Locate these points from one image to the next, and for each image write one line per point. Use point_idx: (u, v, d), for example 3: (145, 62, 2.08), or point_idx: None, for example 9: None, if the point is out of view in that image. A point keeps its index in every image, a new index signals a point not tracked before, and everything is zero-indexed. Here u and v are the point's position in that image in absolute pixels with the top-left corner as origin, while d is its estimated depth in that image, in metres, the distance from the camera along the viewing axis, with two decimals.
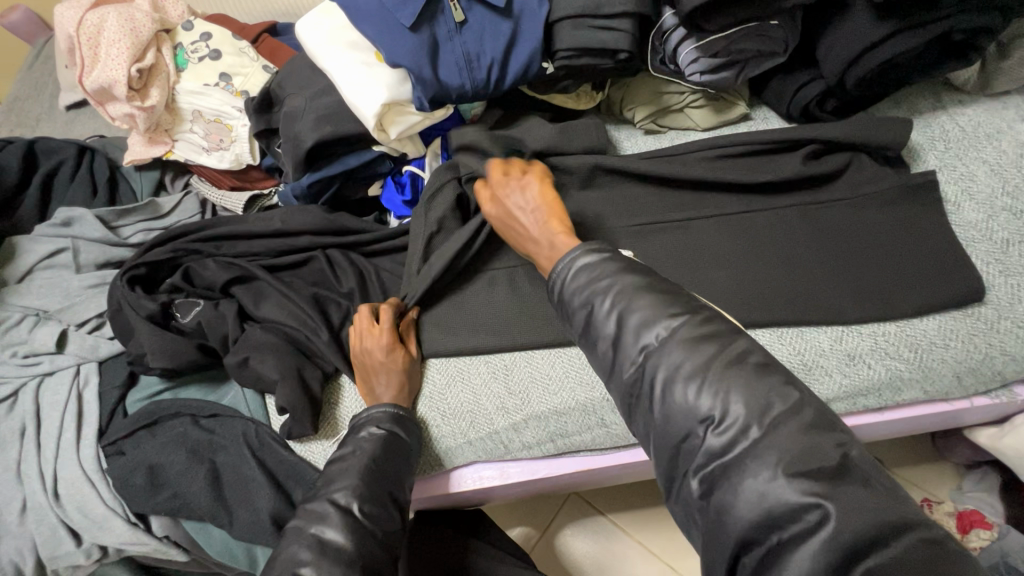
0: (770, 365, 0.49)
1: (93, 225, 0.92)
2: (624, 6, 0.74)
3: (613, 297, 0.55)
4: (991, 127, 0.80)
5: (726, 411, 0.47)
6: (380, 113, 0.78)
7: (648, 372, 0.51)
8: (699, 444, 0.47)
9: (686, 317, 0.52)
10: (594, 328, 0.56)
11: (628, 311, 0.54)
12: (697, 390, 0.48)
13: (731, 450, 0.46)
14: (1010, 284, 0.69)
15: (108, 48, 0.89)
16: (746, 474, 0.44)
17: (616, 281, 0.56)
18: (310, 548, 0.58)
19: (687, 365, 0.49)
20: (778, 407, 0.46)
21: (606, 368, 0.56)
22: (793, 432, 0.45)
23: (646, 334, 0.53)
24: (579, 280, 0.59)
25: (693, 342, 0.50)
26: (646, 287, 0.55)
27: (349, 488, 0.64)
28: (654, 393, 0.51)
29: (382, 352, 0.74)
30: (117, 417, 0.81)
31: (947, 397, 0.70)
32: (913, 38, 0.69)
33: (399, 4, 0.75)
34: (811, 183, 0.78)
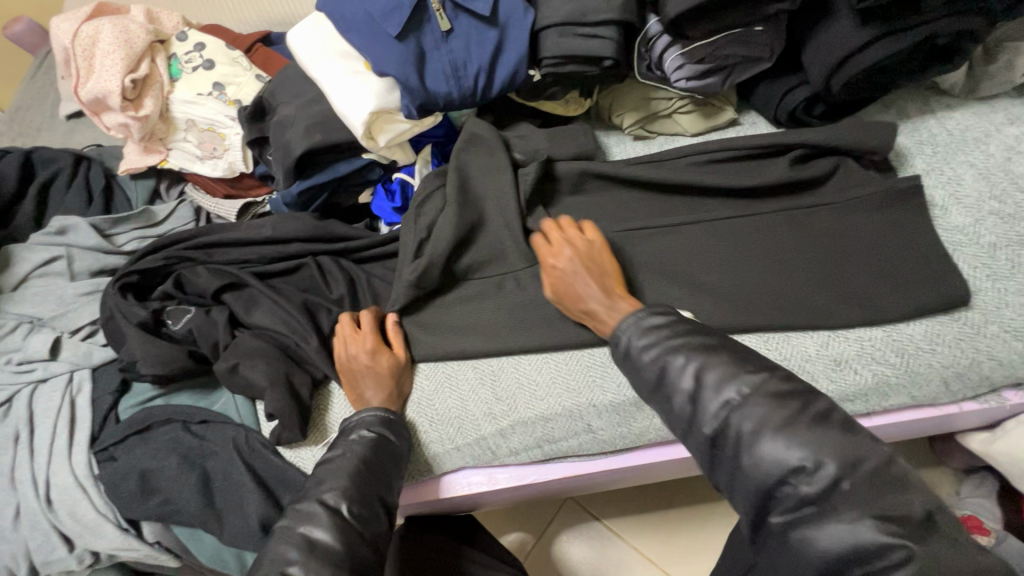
0: (854, 424, 0.50)
1: (88, 233, 0.93)
2: (609, 13, 0.74)
3: (691, 354, 0.57)
4: (978, 131, 0.80)
5: (819, 461, 0.47)
6: (368, 121, 0.79)
7: (730, 426, 0.52)
8: (792, 492, 0.48)
9: (765, 374, 0.54)
10: (670, 383, 0.58)
11: (705, 368, 0.56)
12: (788, 443, 0.49)
13: (818, 499, 0.47)
14: (997, 288, 0.69)
15: (103, 59, 0.91)
16: (832, 518, 0.46)
17: (693, 340, 0.59)
18: (297, 547, 0.59)
19: (771, 418, 0.51)
20: (870, 461, 0.47)
21: (684, 422, 0.57)
22: (876, 479, 0.46)
23: (725, 389, 0.54)
24: (654, 341, 0.60)
25: (775, 396, 0.52)
26: (716, 347, 0.57)
27: (337, 488, 0.64)
28: (737, 445, 0.52)
29: (366, 356, 0.75)
30: (109, 423, 0.82)
31: (935, 402, 0.70)
32: (896, 42, 0.68)
33: (386, 13, 0.75)
34: (796, 188, 0.79)
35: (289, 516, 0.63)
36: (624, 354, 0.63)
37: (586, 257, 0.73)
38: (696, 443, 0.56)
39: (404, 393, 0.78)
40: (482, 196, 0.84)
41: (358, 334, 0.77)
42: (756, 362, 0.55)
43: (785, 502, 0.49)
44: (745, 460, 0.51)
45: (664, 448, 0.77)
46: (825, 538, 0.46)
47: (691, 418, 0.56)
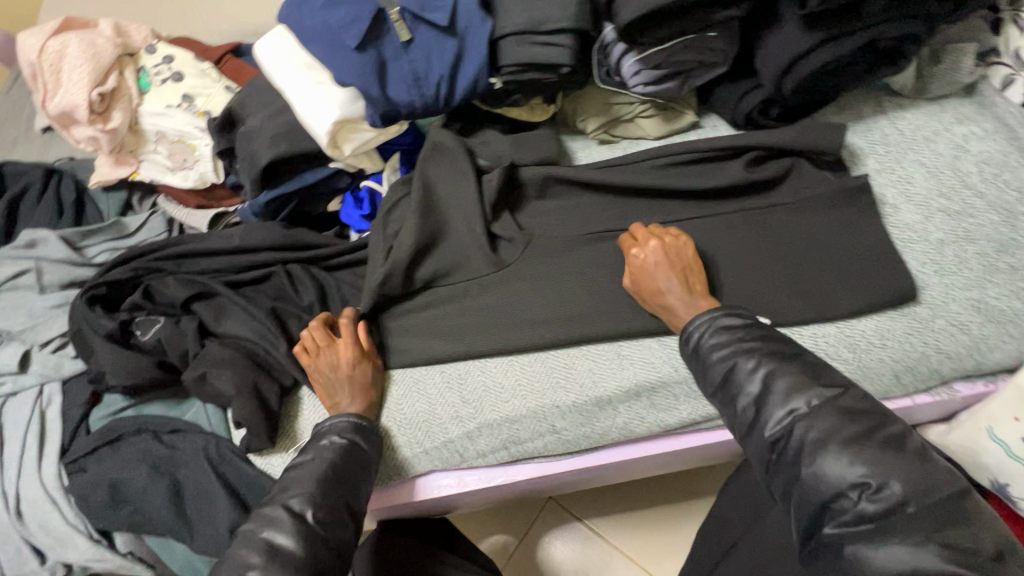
0: (927, 455, 0.54)
1: (57, 246, 0.93)
2: (564, 22, 0.76)
3: (760, 360, 0.62)
4: (929, 130, 0.82)
5: (884, 481, 0.52)
6: (333, 131, 0.81)
7: (795, 435, 0.57)
8: (851, 506, 0.53)
9: (837, 392, 0.58)
10: (735, 385, 0.63)
11: (776, 375, 0.61)
12: (851, 460, 0.54)
13: (880, 518, 0.51)
14: (944, 283, 0.71)
15: (70, 74, 0.92)
16: (894, 539, 0.50)
17: (763, 347, 0.64)
18: (260, 552, 0.60)
19: (840, 432, 0.55)
20: (937, 492, 0.51)
21: (744, 424, 0.62)
22: (939, 507, 0.51)
23: (792, 399, 0.59)
24: (725, 344, 0.65)
25: (845, 412, 0.57)
26: (791, 358, 0.62)
27: (305, 494, 0.64)
28: (799, 452, 0.57)
29: (341, 364, 0.75)
30: (80, 435, 0.82)
31: (889, 396, 0.71)
32: (840, 47, 0.71)
33: (344, 24, 0.76)
34: (753, 189, 0.80)
35: (253, 520, 0.63)
36: (692, 352, 0.68)
37: (671, 257, 0.73)
38: (755, 447, 0.61)
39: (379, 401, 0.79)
40: (448, 203, 0.85)
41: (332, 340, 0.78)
42: (831, 377, 0.60)
43: (844, 515, 0.53)
44: (807, 470, 0.55)
45: (630, 446, 0.78)
46: (882, 554, 0.50)
47: (753, 420, 0.61)
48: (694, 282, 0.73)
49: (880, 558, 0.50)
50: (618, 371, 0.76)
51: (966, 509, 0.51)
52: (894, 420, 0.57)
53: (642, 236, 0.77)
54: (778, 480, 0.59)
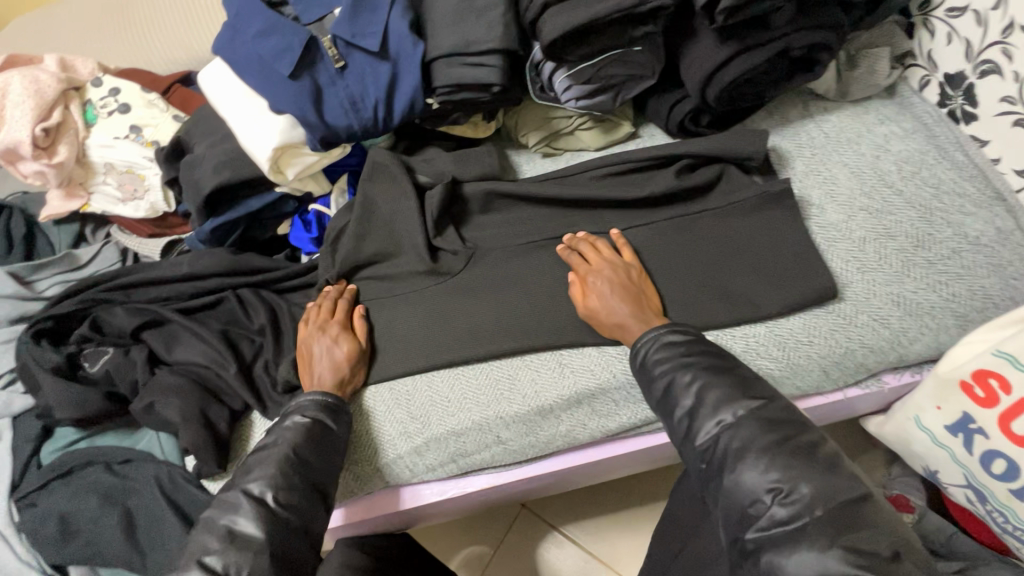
0: (838, 465, 0.57)
1: (5, 282, 0.94)
2: (490, 43, 0.78)
3: (696, 374, 0.65)
4: (852, 132, 0.85)
5: (793, 487, 0.55)
6: (273, 157, 0.82)
7: (720, 444, 0.60)
8: (764, 509, 0.55)
9: (761, 401, 0.61)
10: (672, 398, 0.66)
11: (710, 388, 0.64)
12: (767, 468, 0.57)
13: (793, 523, 0.54)
14: (866, 280, 0.74)
15: (12, 110, 0.93)
16: (803, 545, 0.53)
17: (702, 361, 0.66)
18: (219, 536, 0.58)
19: (758, 440, 0.58)
20: (842, 496, 0.54)
21: (679, 433, 0.65)
22: (844, 511, 0.53)
23: (722, 410, 0.62)
24: (667, 357, 0.68)
25: (766, 421, 0.60)
26: (724, 372, 0.65)
27: (265, 477, 0.62)
28: (723, 460, 0.59)
29: (331, 342, 0.77)
30: (31, 469, 0.82)
31: (820, 391, 0.74)
32: (754, 57, 0.74)
33: (276, 54, 0.77)
34: (684, 196, 0.83)
35: (214, 506, 0.62)
36: (638, 367, 0.70)
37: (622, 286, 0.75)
38: (687, 455, 0.64)
39: (356, 383, 0.79)
40: (391, 222, 0.87)
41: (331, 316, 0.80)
42: (757, 389, 0.63)
43: (760, 522, 0.56)
44: (731, 478, 0.58)
45: (576, 452, 0.80)
46: (795, 560, 0.52)
47: (685, 431, 0.64)
48: (642, 301, 0.75)
49: (791, 565, 0.52)
50: (559, 380, 0.77)
51: (870, 513, 0.54)
52: (808, 426, 0.60)
53: (594, 257, 0.78)
54: (708, 488, 0.62)
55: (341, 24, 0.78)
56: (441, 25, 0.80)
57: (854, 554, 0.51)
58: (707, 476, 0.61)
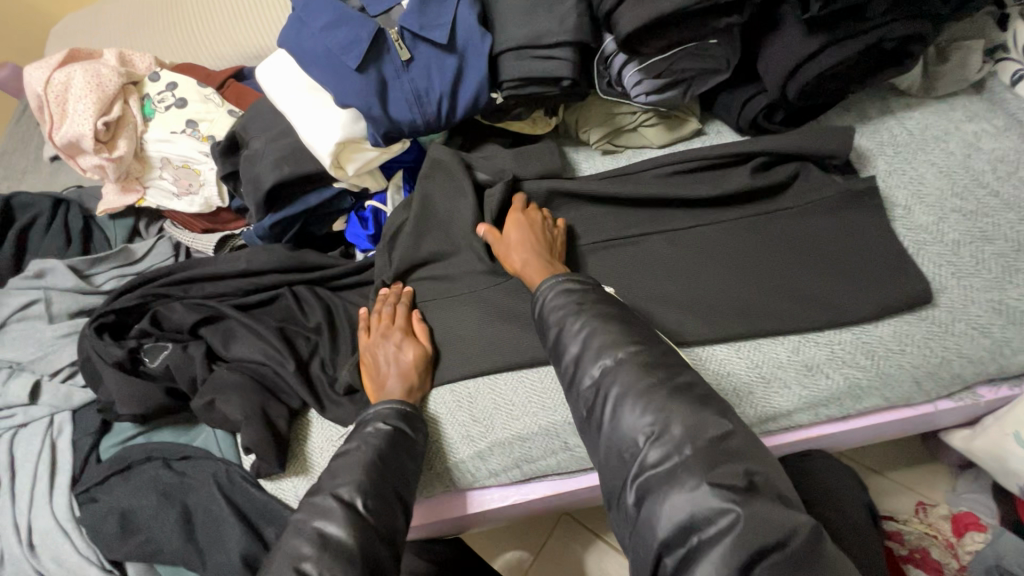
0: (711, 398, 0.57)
1: (66, 275, 0.95)
2: (563, 35, 0.75)
3: (585, 320, 0.63)
4: (938, 129, 0.80)
5: (659, 432, 0.55)
6: (335, 152, 0.80)
7: (604, 390, 0.59)
8: (639, 455, 0.55)
9: (646, 347, 0.61)
10: (562, 345, 0.64)
11: (596, 334, 0.62)
12: (638, 411, 0.57)
13: (666, 465, 0.54)
14: (964, 285, 0.69)
15: (75, 103, 0.94)
16: (673, 485, 0.52)
17: (591, 306, 0.65)
18: (312, 542, 0.59)
19: (638, 384, 0.58)
20: (711, 431, 0.54)
21: (568, 381, 0.64)
22: (713, 448, 0.53)
23: (605, 356, 0.61)
24: (559, 304, 0.66)
25: (645, 366, 0.59)
26: (613, 317, 0.63)
27: (353, 482, 0.63)
28: (607, 409, 0.59)
29: (395, 348, 0.76)
30: (91, 463, 0.82)
31: (910, 402, 0.70)
32: (845, 48, 0.70)
33: (344, 46, 0.76)
34: (760, 195, 0.79)
35: (304, 509, 0.62)
36: (537, 314, 0.69)
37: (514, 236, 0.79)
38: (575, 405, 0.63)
39: (424, 390, 0.77)
40: (450, 221, 0.85)
41: (392, 323, 0.78)
42: (642, 334, 0.62)
43: (633, 469, 0.55)
44: (611, 423, 0.58)
45: None
46: (668, 504, 0.52)
47: (572, 378, 0.63)
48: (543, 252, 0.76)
49: (665, 511, 0.52)
50: None
51: None
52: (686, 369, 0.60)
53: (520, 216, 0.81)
54: (592, 437, 0.61)
55: (409, 17, 0.77)
56: (511, 18, 0.78)
57: (721, 488, 0.51)
58: (595, 429, 0.60)
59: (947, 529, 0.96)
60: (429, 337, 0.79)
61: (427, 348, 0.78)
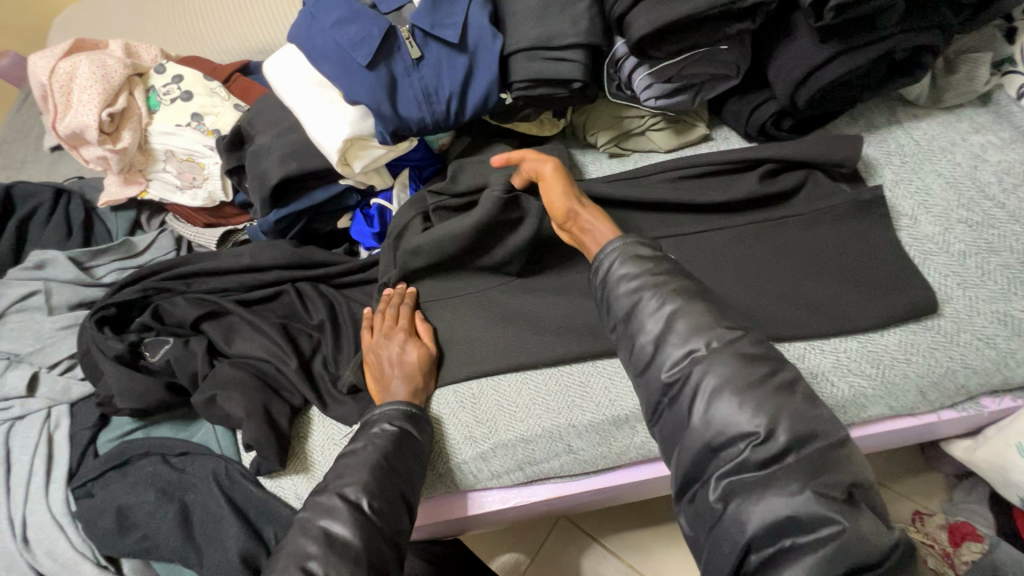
0: (813, 399, 0.53)
1: (67, 267, 0.95)
2: (575, 38, 0.75)
3: (665, 297, 0.58)
4: (945, 140, 0.80)
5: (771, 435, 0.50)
6: (343, 149, 0.79)
7: (690, 379, 0.54)
8: (738, 453, 0.51)
9: (737, 334, 0.56)
10: (636, 322, 0.59)
11: (680, 315, 0.57)
12: (746, 405, 0.51)
13: (765, 468, 0.50)
14: (968, 296, 0.70)
15: (80, 94, 0.93)
16: (771, 490, 0.49)
17: (670, 282, 0.59)
18: (317, 540, 0.58)
19: (735, 379, 0.53)
20: (821, 439, 0.50)
21: (640, 363, 0.58)
22: (821, 455, 0.50)
23: (693, 341, 0.55)
24: (633, 275, 0.60)
25: (742, 357, 0.54)
26: (697, 297, 0.58)
27: (359, 482, 0.63)
28: (693, 400, 0.54)
29: (399, 349, 0.75)
30: (88, 457, 0.81)
31: (913, 412, 0.70)
32: (856, 58, 0.71)
33: (355, 43, 0.76)
34: (766, 202, 0.79)
35: (310, 507, 0.62)
36: (600, 282, 0.63)
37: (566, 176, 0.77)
38: (644, 388, 0.59)
39: (427, 391, 0.77)
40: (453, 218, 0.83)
41: (395, 326, 0.78)
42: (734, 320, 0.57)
43: (726, 464, 0.51)
44: (698, 416, 0.53)
45: (648, 465, 0.77)
46: (760, 504, 0.49)
47: (649, 358, 0.57)
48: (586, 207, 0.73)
49: (755, 510, 0.49)
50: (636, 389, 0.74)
51: None
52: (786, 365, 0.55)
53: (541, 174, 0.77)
54: (665, 423, 0.57)
55: (421, 15, 0.77)
56: (523, 19, 0.78)
57: (826, 497, 0.48)
58: (669, 417, 0.56)
59: (945, 539, 0.96)
60: (433, 337, 0.79)
61: (430, 347, 0.78)
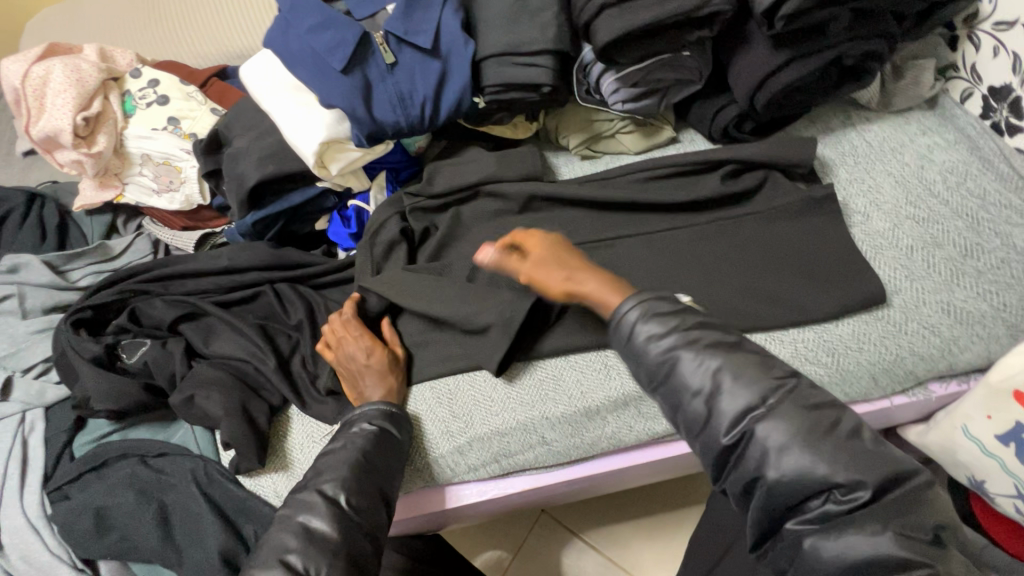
0: (881, 440, 0.50)
1: (41, 270, 0.95)
2: (544, 44, 0.78)
3: (704, 352, 0.54)
4: (894, 142, 0.85)
5: (858, 483, 0.47)
6: (319, 151, 0.81)
7: (755, 438, 0.50)
8: (818, 505, 0.48)
9: (791, 381, 0.52)
10: (679, 380, 0.54)
11: (725, 370, 0.53)
12: (822, 459, 0.48)
13: (846, 507, 0.47)
14: (915, 287, 0.74)
15: (54, 98, 0.94)
16: (851, 530, 0.46)
17: (706, 336, 0.55)
18: (297, 535, 0.60)
19: (802, 430, 0.49)
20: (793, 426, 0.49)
21: (695, 422, 0.54)
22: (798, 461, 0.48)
23: (747, 394, 0.51)
24: (664, 334, 0.55)
25: (805, 408, 0.50)
26: (733, 345, 0.54)
27: (337, 479, 0.64)
28: (762, 458, 0.50)
29: (364, 355, 0.76)
30: (64, 461, 0.81)
31: (867, 398, 0.74)
32: (807, 64, 0.75)
33: (330, 48, 0.78)
34: (728, 201, 0.83)
35: (290, 504, 0.63)
36: (625, 344, 0.58)
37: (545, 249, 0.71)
38: (703, 450, 0.54)
39: (402, 391, 0.78)
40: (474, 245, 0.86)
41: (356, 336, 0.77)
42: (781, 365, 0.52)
43: (808, 512, 0.49)
44: (772, 463, 0.49)
45: (617, 455, 0.80)
46: (841, 544, 0.46)
47: (704, 419, 0.53)
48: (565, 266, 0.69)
49: (837, 548, 0.46)
50: (606, 382, 0.77)
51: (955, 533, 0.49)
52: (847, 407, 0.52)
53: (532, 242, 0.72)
54: (734, 481, 0.52)
55: (394, 22, 0.79)
56: (492, 25, 0.81)
57: (910, 538, 0.45)
58: (737, 475, 0.52)
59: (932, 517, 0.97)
60: (399, 340, 0.81)
61: (398, 352, 0.80)
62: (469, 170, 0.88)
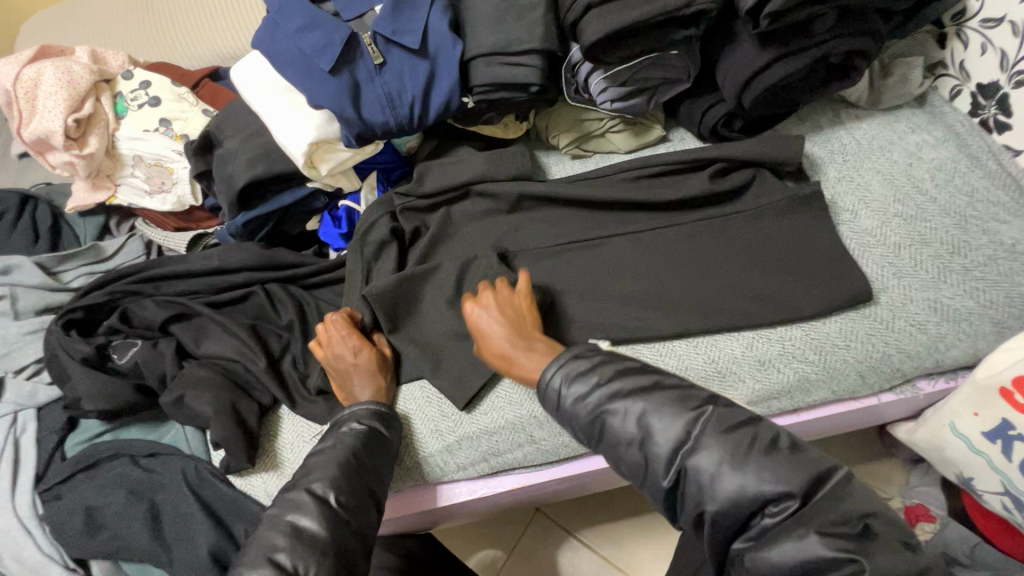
0: (799, 446, 0.52)
1: (33, 271, 0.95)
2: (532, 43, 0.79)
3: (626, 400, 0.57)
4: (883, 139, 0.85)
5: (785, 494, 0.49)
6: (308, 152, 0.81)
7: (689, 474, 0.52)
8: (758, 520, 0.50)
9: (706, 408, 0.55)
10: (613, 434, 0.57)
11: (650, 415, 0.55)
12: (750, 477, 0.50)
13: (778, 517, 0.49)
14: (902, 285, 0.74)
15: (46, 100, 0.94)
16: (784, 537, 0.48)
17: (626, 385, 0.57)
18: (285, 534, 0.60)
19: (733, 450, 0.51)
20: None
21: (638, 469, 0.56)
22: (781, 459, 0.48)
23: (676, 430, 0.54)
24: (587, 392, 0.58)
25: (724, 430, 0.52)
26: (655, 387, 0.57)
27: (326, 478, 0.64)
28: (698, 492, 0.52)
29: (352, 354, 0.76)
30: (55, 461, 0.81)
31: (855, 395, 0.74)
32: (793, 62, 0.75)
33: (318, 49, 0.78)
34: (717, 200, 0.83)
35: (279, 503, 0.63)
36: (556, 406, 0.61)
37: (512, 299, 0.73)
38: (654, 494, 0.56)
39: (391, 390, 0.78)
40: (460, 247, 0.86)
41: (342, 334, 0.77)
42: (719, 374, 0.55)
43: (750, 529, 0.51)
44: (733, 466, 0.50)
45: None
46: (793, 556, 0.47)
47: (644, 467, 0.55)
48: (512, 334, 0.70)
49: (790, 560, 0.47)
50: None
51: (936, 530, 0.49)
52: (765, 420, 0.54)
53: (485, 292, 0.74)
54: (685, 516, 0.54)
55: (382, 22, 0.79)
56: (481, 25, 0.81)
57: (831, 536, 0.47)
58: (686, 511, 0.53)
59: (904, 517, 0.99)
60: (384, 340, 0.81)
61: (383, 351, 0.80)
62: (458, 170, 0.88)
